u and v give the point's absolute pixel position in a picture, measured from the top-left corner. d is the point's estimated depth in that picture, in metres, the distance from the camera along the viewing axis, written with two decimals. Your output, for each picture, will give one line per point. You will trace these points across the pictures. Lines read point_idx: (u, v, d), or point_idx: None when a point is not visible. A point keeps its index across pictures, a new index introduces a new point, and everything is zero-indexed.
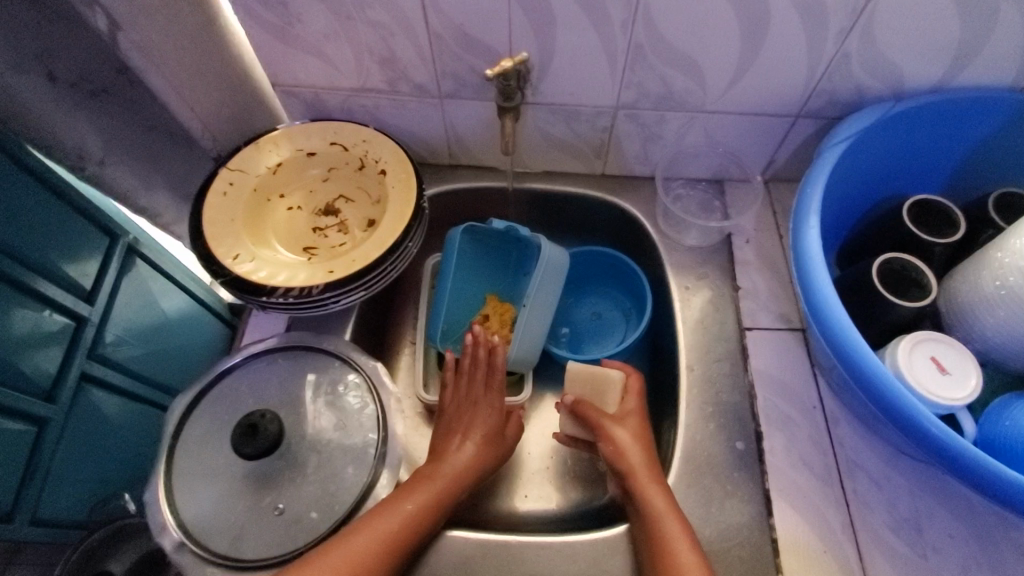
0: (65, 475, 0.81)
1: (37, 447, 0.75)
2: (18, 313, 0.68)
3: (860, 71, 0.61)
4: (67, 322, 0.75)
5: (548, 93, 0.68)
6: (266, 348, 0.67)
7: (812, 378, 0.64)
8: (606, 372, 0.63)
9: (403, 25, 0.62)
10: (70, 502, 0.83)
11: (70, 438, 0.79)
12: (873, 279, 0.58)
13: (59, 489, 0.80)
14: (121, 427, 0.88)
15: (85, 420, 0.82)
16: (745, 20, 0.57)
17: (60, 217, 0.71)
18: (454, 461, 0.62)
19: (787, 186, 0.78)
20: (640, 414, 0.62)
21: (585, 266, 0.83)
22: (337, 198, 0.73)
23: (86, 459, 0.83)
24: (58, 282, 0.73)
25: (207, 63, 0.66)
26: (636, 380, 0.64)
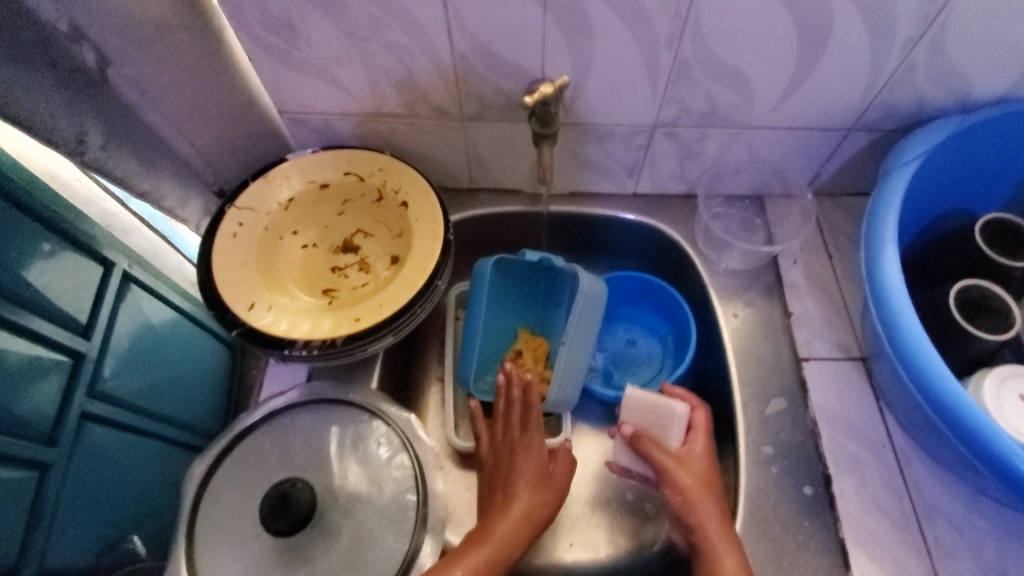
0: (78, 520, 0.74)
1: (39, 491, 0.68)
2: (15, 351, 0.65)
3: (922, 82, 0.57)
4: (66, 359, 0.72)
5: (581, 113, 0.63)
6: (288, 401, 0.62)
7: (878, 413, 0.60)
8: (670, 404, 0.57)
9: (424, 47, 0.56)
10: (78, 550, 0.74)
11: (75, 480, 0.73)
12: (950, 306, 0.54)
13: (67, 536, 0.73)
14: (129, 468, 0.81)
15: (88, 455, 0.75)
16: (804, 31, 0.52)
17: (49, 253, 0.68)
18: (506, 517, 0.56)
19: (833, 200, 0.74)
20: (707, 455, 0.56)
21: (617, 291, 0.78)
22: (355, 233, 0.67)
23: (92, 506, 0.76)
24: (54, 319, 0.70)
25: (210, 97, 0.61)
26: (703, 415, 0.58)
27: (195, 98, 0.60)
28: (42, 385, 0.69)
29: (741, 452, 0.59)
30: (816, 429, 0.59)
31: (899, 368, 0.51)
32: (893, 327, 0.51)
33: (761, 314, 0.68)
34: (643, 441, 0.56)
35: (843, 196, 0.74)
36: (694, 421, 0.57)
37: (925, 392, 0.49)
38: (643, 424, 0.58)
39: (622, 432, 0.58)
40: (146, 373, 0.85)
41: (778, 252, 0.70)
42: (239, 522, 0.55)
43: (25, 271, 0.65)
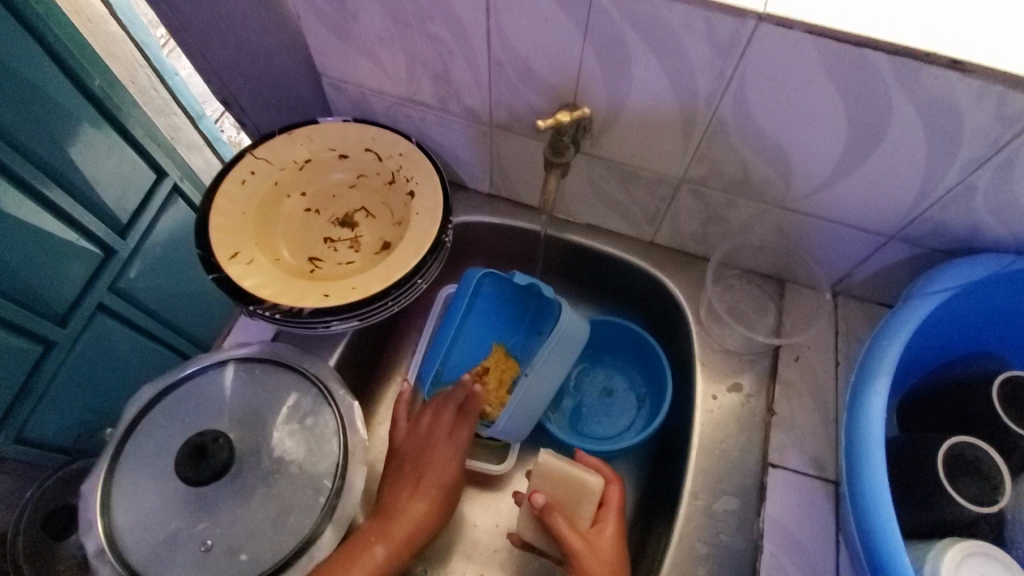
0: (62, 395, 0.88)
1: (40, 363, 0.83)
2: (53, 227, 0.80)
3: (981, 209, 0.51)
4: (97, 251, 0.87)
5: (607, 149, 0.60)
6: (245, 354, 0.63)
7: (833, 546, 0.55)
8: (585, 477, 0.56)
9: (462, 46, 0.56)
10: (58, 427, 0.90)
11: (72, 363, 0.88)
12: (937, 463, 0.50)
13: (50, 411, 0.87)
14: (126, 360, 0.97)
15: (94, 343, 0.90)
16: (857, 122, 0.48)
17: (111, 144, 0.86)
18: (408, 516, 0.58)
19: (859, 305, 0.67)
20: (615, 537, 0.54)
21: (603, 333, 0.75)
22: (358, 209, 0.67)
23: (78, 389, 0.90)
24: (100, 214, 0.87)
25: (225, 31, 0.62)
26: (615, 493, 0.57)
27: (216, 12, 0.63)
28: (74, 267, 0.84)
29: (671, 541, 0.56)
30: (759, 542, 0.55)
31: (851, 513, 0.47)
32: (856, 469, 0.47)
33: (742, 404, 0.63)
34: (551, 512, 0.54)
35: (872, 303, 0.67)
36: (607, 498, 0.56)
37: (870, 549, 0.45)
38: (554, 493, 0.56)
39: (532, 501, 0.54)
40: (164, 282, 1.01)
41: (782, 344, 0.65)
42: (164, 455, 0.57)
43: (76, 159, 0.81)
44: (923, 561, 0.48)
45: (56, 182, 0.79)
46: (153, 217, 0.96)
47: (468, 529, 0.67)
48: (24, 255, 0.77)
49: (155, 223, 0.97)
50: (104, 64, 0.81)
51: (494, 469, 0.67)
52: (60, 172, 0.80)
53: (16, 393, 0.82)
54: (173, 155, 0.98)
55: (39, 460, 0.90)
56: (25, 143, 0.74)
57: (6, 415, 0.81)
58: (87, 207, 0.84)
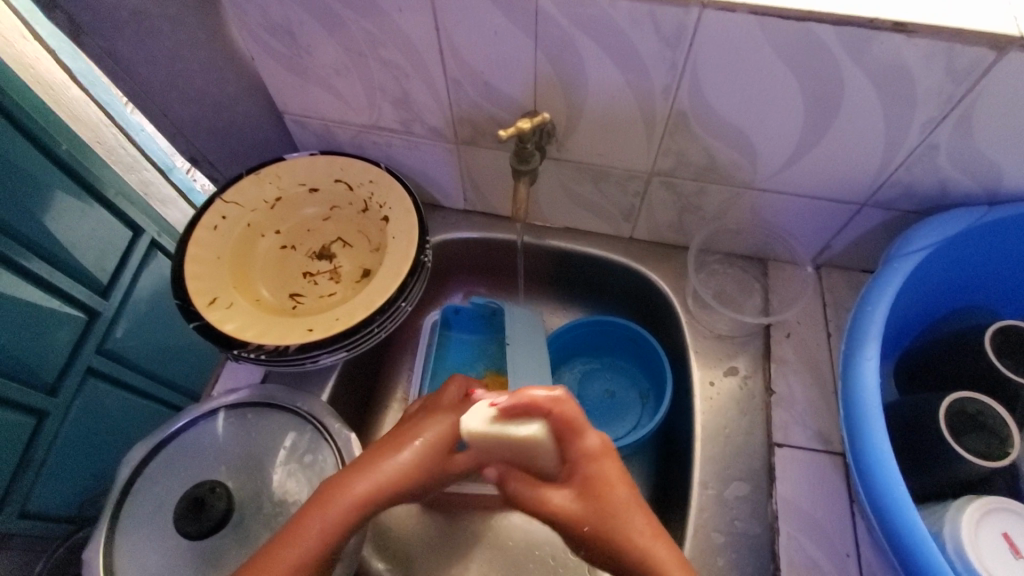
0: (63, 465, 0.87)
1: (36, 435, 0.82)
2: (34, 293, 0.79)
3: (945, 165, 0.52)
4: (81, 314, 0.87)
5: (574, 151, 0.61)
6: (236, 400, 0.62)
7: (849, 519, 0.55)
8: (512, 436, 0.47)
9: (419, 68, 0.56)
10: (59, 497, 0.88)
11: (68, 429, 0.86)
12: (941, 420, 0.50)
13: (51, 483, 0.86)
14: (122, 419, 0.96)
15: (88, 408, 0.89)
16: (814, 96, 0.49)
17: (84, 206, 0.85)
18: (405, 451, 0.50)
19: (843, 274, 0.68)
20: (605, 466, 0.47)
21: (610, 335, 0.74)
22: (334, 240, 0.67)
23: (77, 456, 0.89)
24: (80, 277, 0.86)
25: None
26: (570, 411, 0.47)
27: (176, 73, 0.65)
28: (63, 334, 0.84)
29: (688, 534, 0.55)
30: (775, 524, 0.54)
31: (859, 482, 0.46)
32: (858, 438, 0.47)
33: (741, 387, 0.63)
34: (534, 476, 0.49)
35: (855, 271, 0.68)
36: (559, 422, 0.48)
37: (887, 519, 0.44)
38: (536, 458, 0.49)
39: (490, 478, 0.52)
40: (155, 339, 1.01)
41: (772, 323, 0.65)
42: (163, 513, 0.55)
43: (52, 227, 0.81)
44: (943, 524, 0.48)
45: (35, 254, 0.79)
46: (134, 274, 0.96)
47: (483, 548, 0.66)
48: (12, 331, 0.76)
49: (135, 280, 0.96)
50: (71, 129, 0.81)
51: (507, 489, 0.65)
52: (36, 241, 0.79)
53: (15, 470, 0.80)
54: (147, 210, 0.97)
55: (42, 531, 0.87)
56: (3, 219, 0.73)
57: (7, 491, 0.80)
58: (66, 271, 0.84)
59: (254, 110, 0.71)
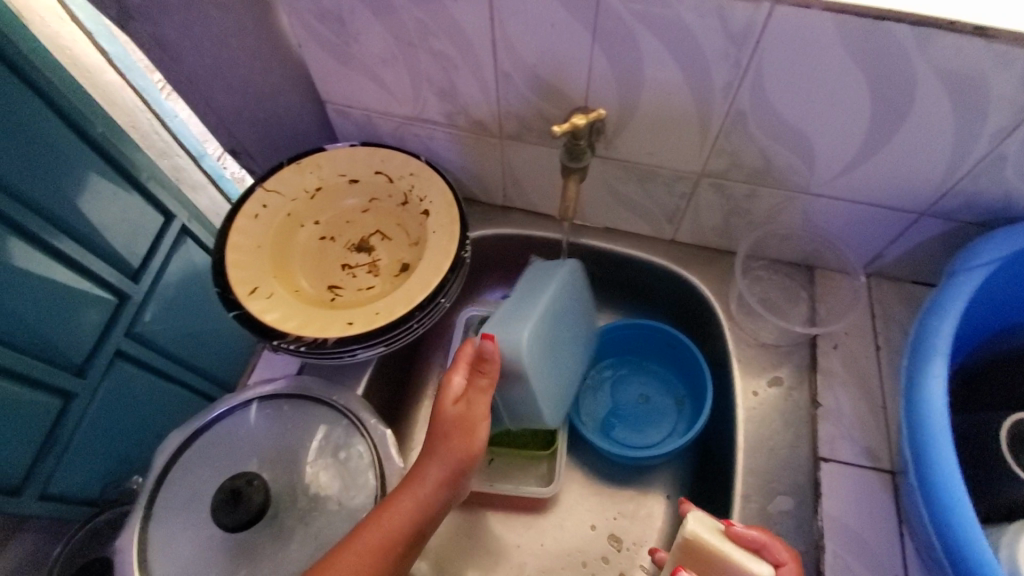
0: (88, 447, 0.88)
1: (62, 416, 0.82)
2: (66, 277, 0.79)
3: (1016, 176, 0.50)
4: (111, 298, 0.87)
5: (622, 149, 0.59)
6: (273, 391, 0.62)
7: (898, 540, 0.53)
8: (754, 572, 0.42)
9: (469, 60, 0.55)
10: (83, 479, 0.88)
11: (94, 412, 0.87)
12: (1001, 442, 0.49)
13: (76, 464, 0.86)
14: (149, 403, 0.96)
15: (114, 391, 0.90)
16: (883, 100, 0.47)
17: (116, 191, 0.85)
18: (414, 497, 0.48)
19: (894, 286, 0.66)
20: None
21: (637, 335, 0.72)
22: (373, 233, 0.66)
23: (102, 438, 0.89)
24: (112, 261, 0.87)
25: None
26: (789, 564, 0.45)
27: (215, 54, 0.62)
28: (92, 317, 0.84)
29: None
30: (821, 542, 0.52)
31: (922, 504, 0.44)
32: (922, 458, 0.45)
33: (785, 399, 0.61)
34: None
35: (907, 283, 0.66)
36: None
37: (948, 545, 0.42)
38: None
39: None
40: (183, 326, 1.01)
41: (819, 333, 0.63)
42: (197, 502, 0.55)
43: (88, 211, 0.81)
44: (1000, 548, 0.46)
45: (70, 238, 0.79)
46: (165, 260, 0.96)
47: (513, 551, 0.65)
48: (41, 312, 0.77)
49: (165, 266, 0.97)
50: (104, 112, 0.81)
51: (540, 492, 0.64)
52: (69, 223, 0.79)
53: (38, 449, 0.81)
54: (180, 196, 0.98)
55: (66, 513, 0.88)
56: (36, 200, 0.74)
57: (31, 471, 0.81)
58: (98, 255, 0.84)
59: (296, 99, 0.71)
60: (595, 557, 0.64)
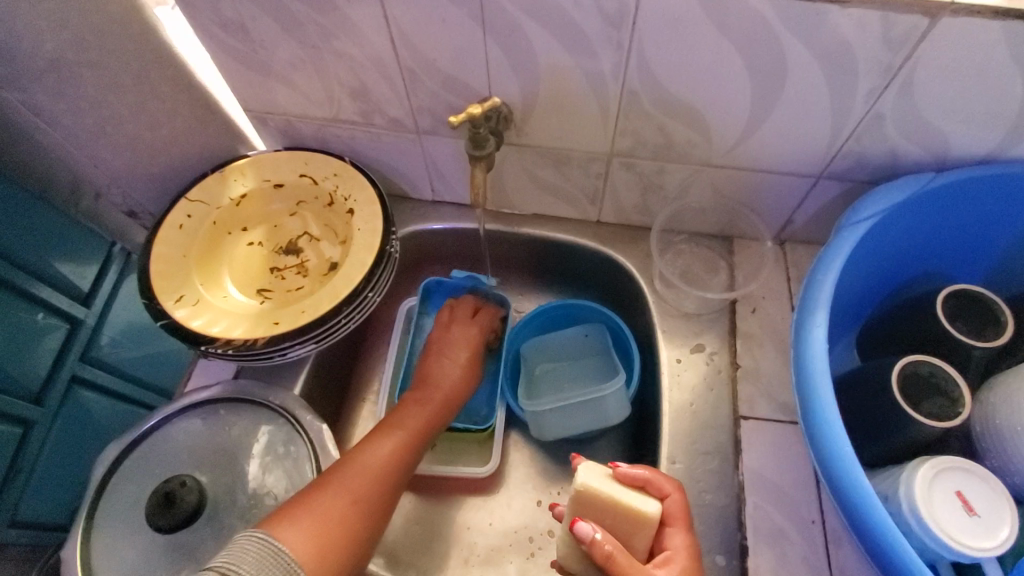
0: (53, 473, 0.87)
1: (23, 445, 0.82)
2: (18, 313, 0.80)
3: (894, 134, 0.53)
4: (63, 324, 0.88)
5: (533, 135, 0.61)
6: (209, 396, 0.62)
7: (813, 486, 0.56)
8: (641, 506, 0.47)
9: (373, 59, 0.56)
10: (51, 506, 0.88)
11: (57, 436, 0.87)
12: (892, 387, 0.50)
13: (42, 492, 0.86)
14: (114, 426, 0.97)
15: (75, 416, 0.90)
16: (760, 69, 0.49)
17: (66, 233, 0.86)
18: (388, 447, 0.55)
19: (806, 249, 0.69)
20: (689, 554, 0.47)
21: (555, 318, 0.74)
22: (301, 235, 0.67)
23: (67, 462, 0.90)
24: (58, 289, 0.87)
25: (136, 96, 0.61)
26: (675, 504, 0.49)
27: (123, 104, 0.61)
28: (45, 343, 0.85)
29: None
30: (741, 494, 0.55)
31: (809, 445, 0.47)
32: (808, 403, 0.48)
33: (707, 363, 0.64)
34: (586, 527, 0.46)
35: (818, 245, 0.69)
36: (669, 514, 0.49)
37: (836, 482, 0.45)
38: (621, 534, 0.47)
39: (580, 534, 0.45)
40: (136, 345, 1.02)
41: (737, 298, 0.66)
42: (139, 512, 0.56)
43: (29, 246, 0.81)
44: (897, 486, 0.48)
45: (18, 267, 0.80)
46: (113, 285, 0.97)
47: (464, 532, 0.67)
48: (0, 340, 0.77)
49: (115, 290, 0.97)
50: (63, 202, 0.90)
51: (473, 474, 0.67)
52: (14, 252, 0.79)
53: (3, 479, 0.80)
54: None
55: (36, 541, 0.87)
56: None
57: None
58: (45, 281, 0.85)
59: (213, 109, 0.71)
60: (540, 532, 0.67)
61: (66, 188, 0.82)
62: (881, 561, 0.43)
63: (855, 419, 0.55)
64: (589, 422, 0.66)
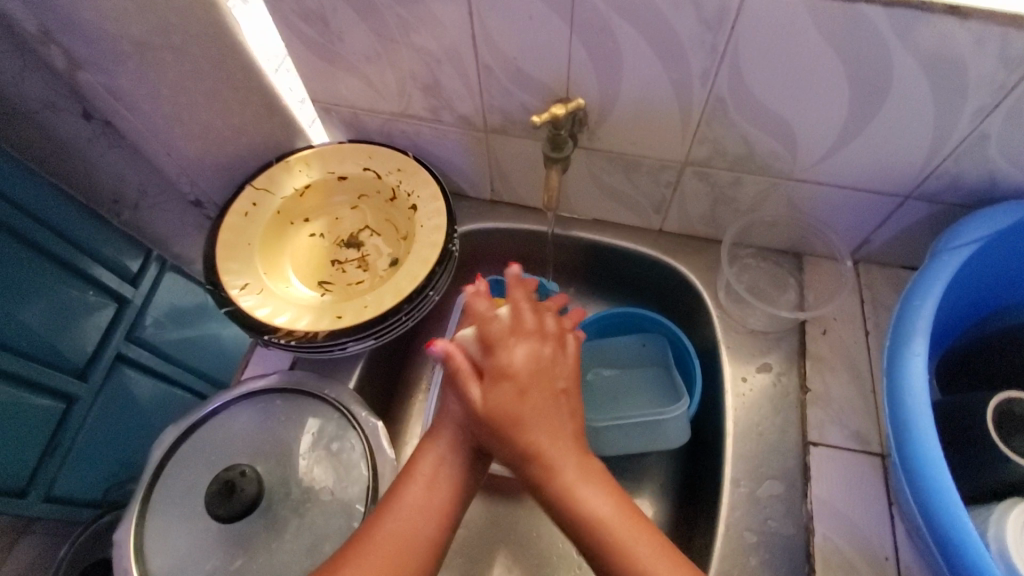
0: (90, 450, 0.90)
1: (66, 420, 0.84)
2: (67, 291, 0.81)
3: (999, 156, 0.50)
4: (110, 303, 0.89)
5: (606, 140, 0.60)
6: (265, 386, 0.63)
7: (888, 520, 0.53)
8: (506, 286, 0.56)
9: (451, 55, 0.56)
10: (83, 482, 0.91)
11: (97, 413, 0.89)
12: (987, 423, 0.48)
13: (77, 468, 0.88)
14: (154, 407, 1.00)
15: (115, 395, 0.92)
16: (861, 80, 0.47)
17: (106, 236, 0.86)
18: (413, 502, 0.48)
19: (882, 270, 0.66)
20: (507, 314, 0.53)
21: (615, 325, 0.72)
22: (362, 229, 0.67)
23: (105, 439, 0.92)
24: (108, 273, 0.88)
25: (213, 83, 0.60)
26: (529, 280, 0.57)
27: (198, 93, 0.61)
28: (92, 321, 0.86)
29: (718, 532, 0.54)
30: (810, 524, 0.53)
31: (910, 495, 0.44)
32: (909, 449, 0.45)
33: (774, 384, 0.61)
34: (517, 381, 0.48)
35: (894, 267, 0.66)
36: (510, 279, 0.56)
37: (931, 522, 0.43)
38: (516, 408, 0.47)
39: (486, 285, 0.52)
40: (179, 326, 1.04)
41: (807, 319, 0.63)
42: (194, 498, 0.56)
43: (75, 238, 0.81)
44: (987, 527, 0.46)
45: (71, 246, 0.81)
46: (158, 274, 0.98)
47: (508, 538, 0.65)
48: (47, 314, 0.78)
49: (161, 275, 0.99)
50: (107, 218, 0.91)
51: (508, 473, 0.66)
52: (68, 231, 0.80)
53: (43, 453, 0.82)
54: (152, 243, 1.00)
55: (65, 514, 0.90)
56: (38, 210, 0.75)
57: (34, 473, 0.82)
58: (97, 261, 0.86)
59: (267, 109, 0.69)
60: None
61: (109, 196, 0.83)
62: None
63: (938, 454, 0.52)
64: (647, 440, 0.63)
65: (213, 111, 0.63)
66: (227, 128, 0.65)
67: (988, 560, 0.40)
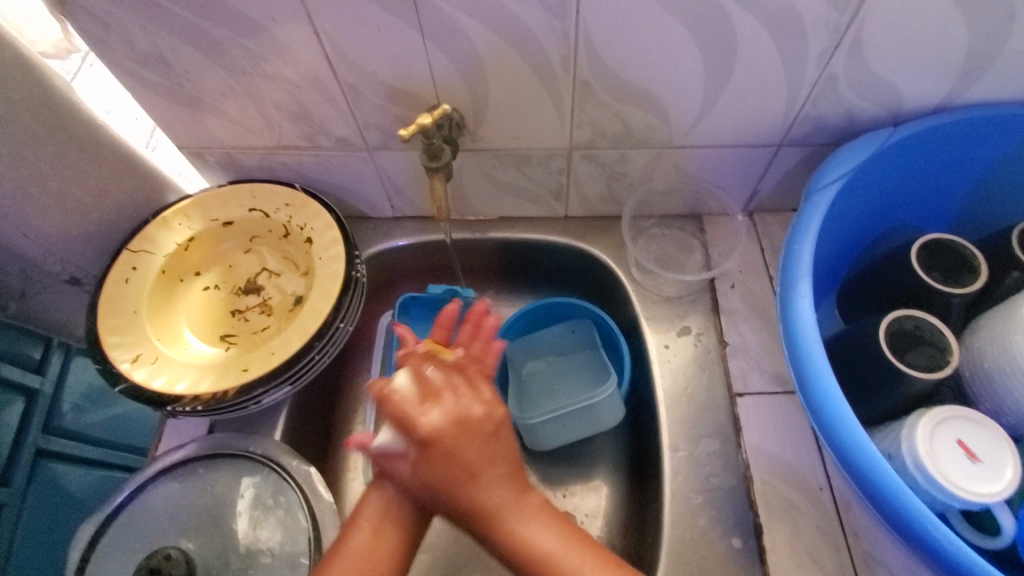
0: (34, 554, 0.82)
1: None
2: None
3: (849, 94, 0.53)
4: (16, 397, 0.81)
5: (488, 138, 0.59)
6: (184, 456, 0.59)
7: (816, 452, 0.56)
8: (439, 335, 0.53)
9: (311, 80, 0.53)
10: None
11: (29, 515, 0.81)
12: (883, 344, 0.50)
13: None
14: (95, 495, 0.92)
15: (45, 493, 0.84)
16: (710, 44, 0.48)
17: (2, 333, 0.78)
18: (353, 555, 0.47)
19: (775, 217, 0.69)
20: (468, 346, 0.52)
21: (539, 318, 0.72)
22: (259, 272, 0.63)
23: (49, 538, 0.84)
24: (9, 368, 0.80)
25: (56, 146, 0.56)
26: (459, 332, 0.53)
27: (45, 162, 0.56)
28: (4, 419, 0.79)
29: (665, 499, 0.55)
30: (748, 473, 0.55)
31: (811, 418, 0.47)
32: (806, 376, 0.48)
33: (695, 345, 0.63)
34: (462, 374, 0.50)
35: (786, 212, 0.69)
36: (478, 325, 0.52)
37: (841, 449, 0.45)
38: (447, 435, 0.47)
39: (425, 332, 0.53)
40: (101, 407, 0.96)
41: (715, 276, 0.66)
42: None
43: None
44: (900, 444, 0.49)
45: None
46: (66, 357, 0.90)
47: (474, 550, 0.65)
48: None
49: (71, 358, 0.91)
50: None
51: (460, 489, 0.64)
52: None
53: None
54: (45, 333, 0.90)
55: None
56: None
57: None
58: None
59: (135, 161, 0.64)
60: None
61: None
62: (895, 521, 0.43)
63: (847, 382, 0.55)
64: (586, 429, 0.64)
65: (67, 175, 0.58)
66: (87, 191, 0.61)
67: (892, 473, 0.43)
